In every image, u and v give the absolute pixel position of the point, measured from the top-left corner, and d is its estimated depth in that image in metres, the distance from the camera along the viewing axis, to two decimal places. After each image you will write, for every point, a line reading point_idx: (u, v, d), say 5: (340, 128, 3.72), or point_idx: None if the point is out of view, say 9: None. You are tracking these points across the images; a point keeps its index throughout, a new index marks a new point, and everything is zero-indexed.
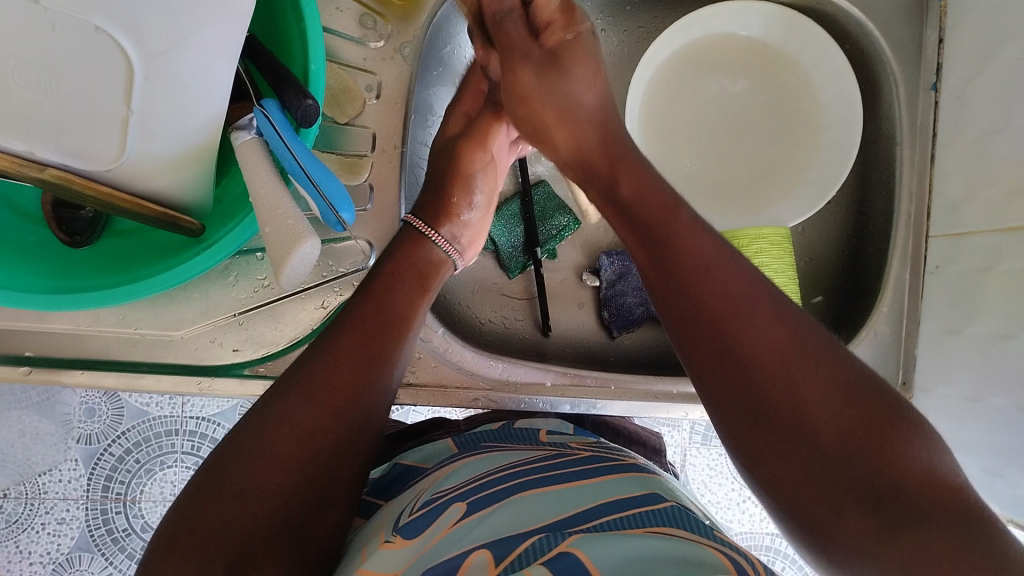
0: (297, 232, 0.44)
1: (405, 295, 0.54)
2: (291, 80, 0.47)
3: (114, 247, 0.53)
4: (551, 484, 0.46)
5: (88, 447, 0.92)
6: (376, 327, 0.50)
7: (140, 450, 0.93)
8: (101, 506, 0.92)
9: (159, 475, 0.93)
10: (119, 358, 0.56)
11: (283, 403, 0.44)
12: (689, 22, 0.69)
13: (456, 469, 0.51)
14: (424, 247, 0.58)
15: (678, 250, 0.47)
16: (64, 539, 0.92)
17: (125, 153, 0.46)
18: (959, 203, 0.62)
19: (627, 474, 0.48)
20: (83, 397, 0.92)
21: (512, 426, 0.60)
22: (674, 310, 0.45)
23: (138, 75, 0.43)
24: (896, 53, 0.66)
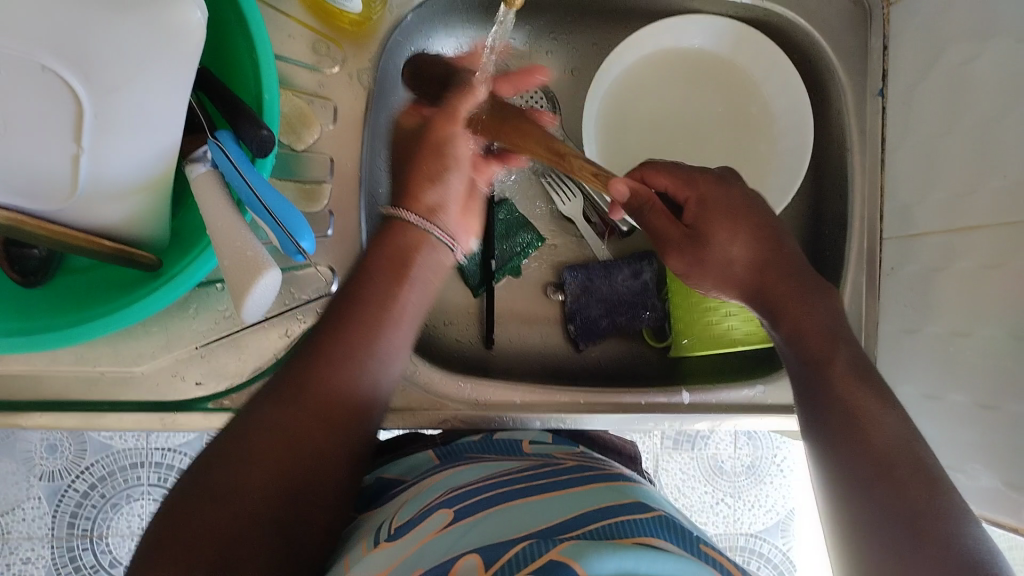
0: (256, 262, 0.43)
1: (379, 293, 0.50)
2: (245, 113, 0.47)
3: (72, 285, 0.53)
4: (530, 496, 0.46)
5: (51, 484, 0.90)
6: (355, 327, 0.48)
7: (105, 485, 0.91)
8: (68, 543, 0.90)
9: (126, 509, 0.91)
10: (79, 397, 0.55)
11: (275, 403, 0.44)
12: (640, 37, 0.70)
13: (435, 483, 0.51)
14: (400, 232, 0.54)
15: (829, 378, 0.50)
16: None
17: (78, 191, 0.45)
18: (911, 205, 0.63)
19: (601, 483, 0.49)
20: (43, 433, 0.90)
21: (494, 437, 0.60)
22: (811, 407, 0.50)
23: (87, 112, 0.43)
24: (842, 60, 0.68)
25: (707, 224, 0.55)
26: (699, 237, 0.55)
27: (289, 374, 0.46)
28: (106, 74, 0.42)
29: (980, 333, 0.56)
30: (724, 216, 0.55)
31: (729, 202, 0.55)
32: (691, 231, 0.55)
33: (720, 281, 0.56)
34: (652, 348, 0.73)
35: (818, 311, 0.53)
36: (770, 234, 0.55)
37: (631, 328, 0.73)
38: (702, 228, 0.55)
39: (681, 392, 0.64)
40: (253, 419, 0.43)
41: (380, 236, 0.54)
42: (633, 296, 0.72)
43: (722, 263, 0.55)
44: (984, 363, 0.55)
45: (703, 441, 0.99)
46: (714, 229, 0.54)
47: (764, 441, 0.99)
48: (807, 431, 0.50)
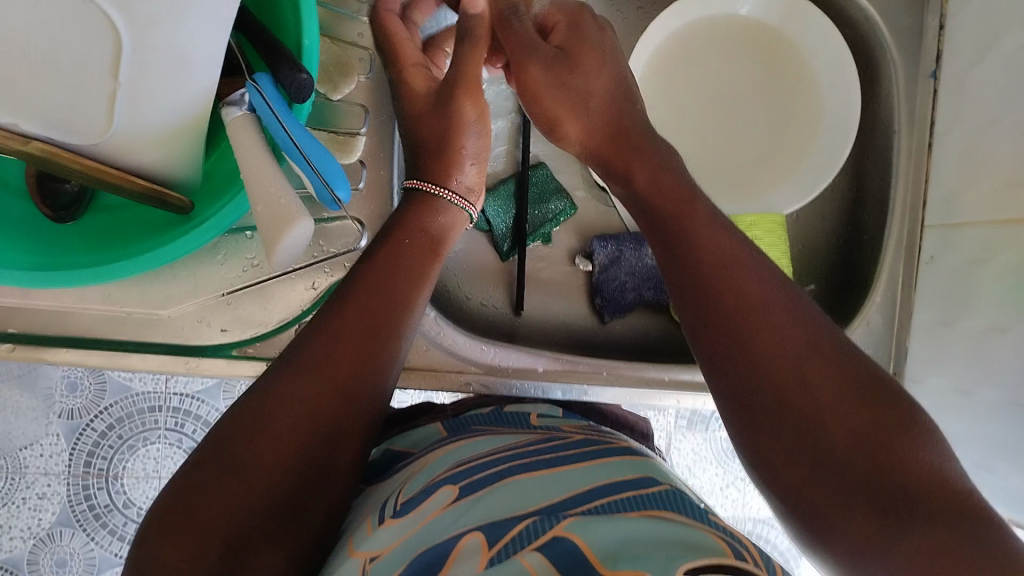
0: (289, 211, 0.43)
1: (413, 263, 0.49)
2: (283, 56, 0.46)
3: (100, 222, 0.52)
4: (546, 468, 0.46)
5: (70, 422, 0.91)
6: (388, 300, 0.46)
7: (124, 426, 0.92)
8: (84, 481, 0.91)
9: (142, 452, 0.92)
10: (105, 336, 0.55)
11: (291, 377, 0.42)
12: (688, 4, 0.69)
13: (443, 456, 0.50)
14: (438, 209, 0.52)
15: (685, 232, 0.47)
16: (45, 515, 0.91)
17: (114, 126, 0.45)
18: (955, 193, 0.61)
19: (619, 457, 0.48)
20: (65, 371, 0.91)
21: (503, 410, 0.59)
22: (689, 307, 0.45)
23: (125, 44, 0.42)
24: (894, 39, 0.66)
25: (575, 50, 0.53)
26: (569, 57, 0.53)
27: (297, 346, 0.44)
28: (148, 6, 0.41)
29: (1018, 328, 0.54)
30: (585, 49, 0.54)
31: (604, 39, 0.55)
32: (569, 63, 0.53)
33: (569, 111, 0.53)
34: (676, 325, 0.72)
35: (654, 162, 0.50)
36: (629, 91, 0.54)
37: (658, 305, 0.72)
38: (574, 52, 0.53)
39: None
40: (267, 394, 0.41)
41: (413, 206, 0.51)
42: None
43: (585, 94, 0.53)
44: (1020, 360, 0.54)
45: (716, 422, 0.98)
46: (583, 55, 0.53)
47: None
48: (686, 327, 0.45)
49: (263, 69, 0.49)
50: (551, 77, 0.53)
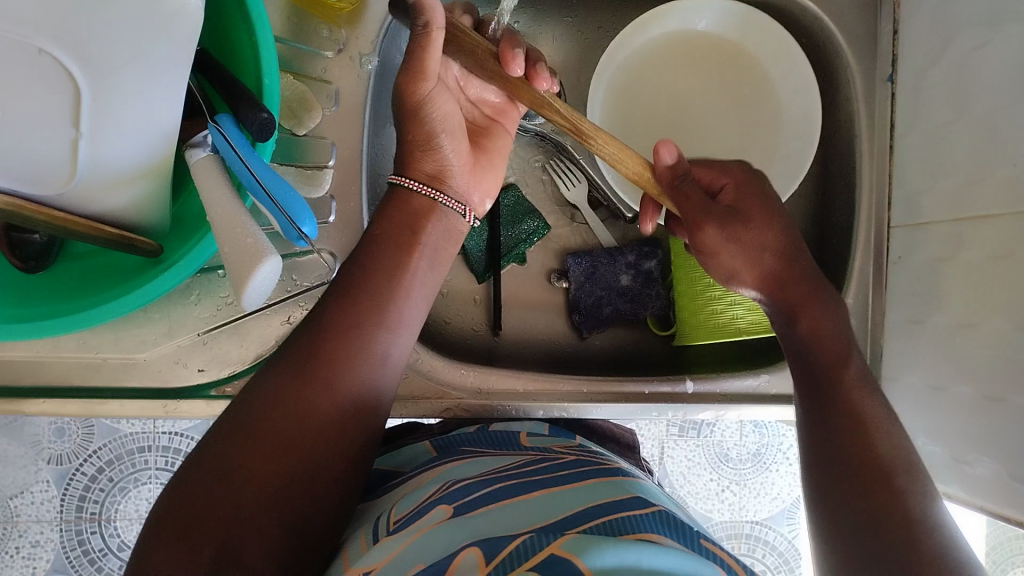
0: (257, 251, 0.43)
1: (391, 264, 0.51)
2: (244, 96, 0.46)
3: (71, 270, 0.52)
4: (536, 490, 0.46)
5: (60, 468, 0.90)
6: (366, 296, 0.49)
7: (113, 468, 0.91)
8: (77, 526, 0.91)
9: (134, 493, 0.92)
10: (82, 383, 0.55)
11: (278, 375, 0.45)
12: (647, 21, 0.69)
13: (434, 477, 0.51)
14: (405, 205, 0.53)
15: (832, 364, 0.52)
16: (40, 562, 0.91)
17: (77, 176, 0.45)
18: (918, 194, 0.62)
19: (606, 478, 0.49)
20: (51, 417, 0.91)
21: (490, 429, 0.59)
22: (811, 408, 0.52)
23: (84, 96, 0.43)
24: (850, 45, 0.67)
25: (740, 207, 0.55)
26: (738, 214, 0.55)
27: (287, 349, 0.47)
28: (104, 52, 0.42)
29: (986, 324, 0.55)
30: (754, 201, 0.56)
31: (753, 188, 0.57)
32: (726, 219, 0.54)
33: (746, 262, 0.55)
34: (657, 337, 0.73)
35: (824, 306, 0.54)
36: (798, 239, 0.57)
37: (636, 318, 0.72)
38: (740, 210, 0.55)
39: (686, 382, 0.63)
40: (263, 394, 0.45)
41: (392, 206, 0.53)
42: (642, 286, 0.72)
43: (756, 245, 0.55)
44: (990, 355, 0.55)
45: (708, 428, 0.98)
46: (753, 212, 0.55)
47: (770, 428, 0.99)
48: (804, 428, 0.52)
49: (225, 109, 0.49)
50: (733, 233, 0.54)
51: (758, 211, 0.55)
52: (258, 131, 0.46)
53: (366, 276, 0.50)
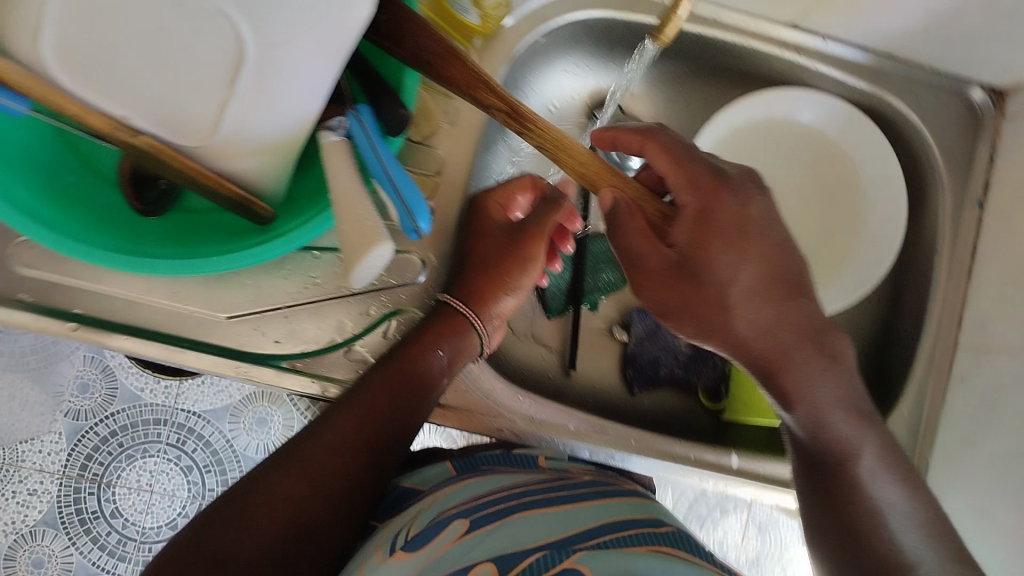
0: (374, 235, 0.45)
1: (419, 383, 0.56)
2: (384, 91, 0.51)
3: (183, 220, 0.55)
4: (546, 506, 0.47)
5: (74, 423, 0.93)
6: (391, 406, 0.55)
7: (125, 435, 0.94)
8: (76, 484, 0.92)
9: (139, 463, 0.94)
10: (164, 330, 0.57)
11: (289, 468, 0.51)
12: (751, 101, 0.71)
13: (449, 493, 0.52)
14: (453, 331, 0.58)
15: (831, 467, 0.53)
16: (32, 511, 0.92)
17: (218, 134, 0.48)
18: (990, 318, 0.64)
19: (614, 497, 0.51)
20: (78, 371, 0.94)
21: (513, 453, 0.62)
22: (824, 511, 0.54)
23: (248, 62, 0.45)
24: (946, 166, 0.70)
25: (697, 261, 0.53)
26: (686, 265, 0.53)
27: (308, 439, 0.53)
28: (279, 24, 0.44)
29: None
30: (701, 240, 0.53)
31: (758, 218, 0.54)
32: (676, 284, 0.54)
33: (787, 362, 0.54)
34: (705, 409, 0.73)
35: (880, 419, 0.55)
36: (778, 276, 0.54)
37: (686, 385, 0.74)
38: (698, 266, 0.53)
39: (731, 456, 0.64)
40: (273, 484, 0.50)
41: (435, 326, 0.58)
42: (693, 355, 0.74)
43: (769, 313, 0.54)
44: None
45: (713, 522, 0.96)
46: (713, 265, 0.53)
47: (773, 537, 0.96)
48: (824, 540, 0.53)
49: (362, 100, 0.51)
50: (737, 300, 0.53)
51: (716, 258, 0.53)
52: (392, 125, 0.51)
53: (396, 379, 0.55)
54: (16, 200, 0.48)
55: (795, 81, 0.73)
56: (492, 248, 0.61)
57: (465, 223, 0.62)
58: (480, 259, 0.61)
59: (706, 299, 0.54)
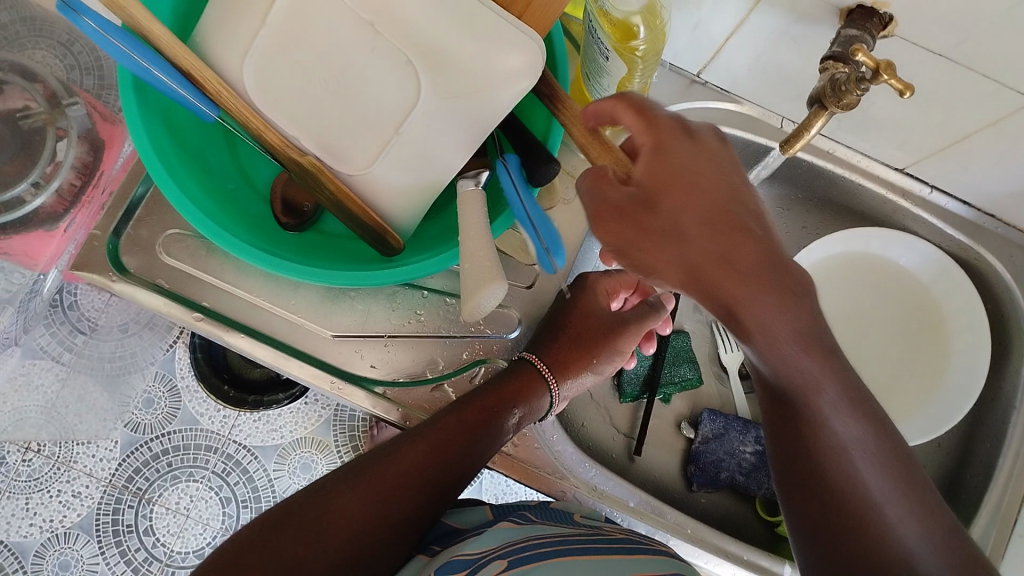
0: (493, 273, 0.49)
1: (491, 429, 0.58)
2: (539, 149, 0.55)
3: (317, 239, 0.60)
4: (579, 557, 0.50)
5: (133, 435, 0.84)
6: (460, 443, 0.57)
7: (176, 455, 0.84)
8: (118, 495, 0.82)
9: (183, 486, 0.84)
10: (276, 336, 0.61)
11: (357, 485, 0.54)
12: (849, 235, 0.75)
13: (492, 533, 0.54)
14: (530, 386, 0.61)
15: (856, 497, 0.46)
16: (70, 515, 0.81)
17: (372, 166, 0.53)
18: None
19: (647, 557, 0.53)
20: (149, 385, 0.85)
21: (549, 506, 0.61)
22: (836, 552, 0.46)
23: (416, 108, 0.51)
24: None
25: (659, 192, 0.46)
26: (650, 200, 0.46)
27: (378, 461, 0.55)
28: (448, 81, 0.50)
29: None
30: (678, 181, 0.46)
31: (709, 154, 0.47)
32: (641, 222, 0.47)
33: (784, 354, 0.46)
34: (760, 520, 0.74)
35: None
36: (733, 219, 0.46)
37: (745, 493, 0.74)
38: (660, 202, 0.46)
39: (784, 565, 0.65)
40: (340, 497, 0.53)
41: (516, 378, 0.61)
42: (759, 463, 0.73)
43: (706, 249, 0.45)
44: None
45: None
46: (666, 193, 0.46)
47: None
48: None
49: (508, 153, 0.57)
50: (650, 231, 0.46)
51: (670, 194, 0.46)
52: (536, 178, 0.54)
53: (473, 421, 0.58)
54: (187, 189, 0.53)
55: (896, 223, 0.76)
56: (586, 325, 0.64)
57: (556, 304, 0.66)
58: (569, 333, 0.64)
59: (683, 235, 0.46)
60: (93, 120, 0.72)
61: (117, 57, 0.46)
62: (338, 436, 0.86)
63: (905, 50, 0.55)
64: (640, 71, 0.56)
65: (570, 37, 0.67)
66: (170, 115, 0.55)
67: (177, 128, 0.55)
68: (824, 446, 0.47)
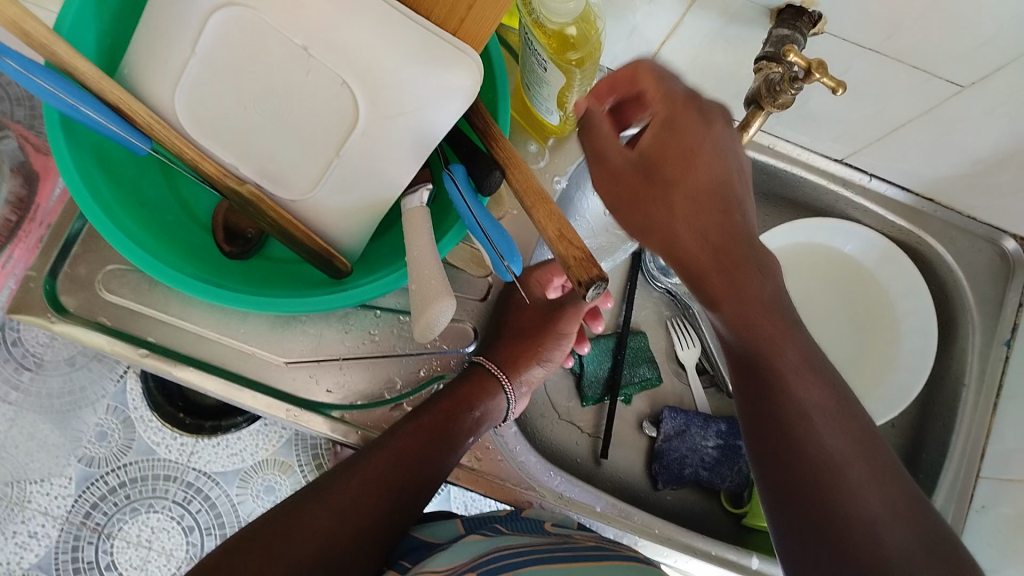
0: (440, 291, 0.49)
1: (449, 436, 0.58)
2: (485, 155, 0.54)
3: (264, 266, 0.59)
4: (546, 564, 0.50)
5: (86, 470, 0.86)
6: (417, 454, 0.56)
7: (133, 487, 0.86)
8: (78, 531, 0.85)
9: (142, 518, 0.86)
10: (228, 367, 0.60)
11: (316, 504, 0.53)
12: (796, 227, 0.76)
13: (463, 549, 0.54)
14: (483, 388, 0.61)
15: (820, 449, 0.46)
16: (27, 555, 0.84)
17: (315, 190, 0.53)
18: (1013, 453, 0.66)
19: (616, 561, 0.52)
20: (99, 418, 0.87)
21: (520, 514, 0.62)
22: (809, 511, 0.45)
23: (358, 129, 0.50)
24: (977, 305, 0.73)
25: (657, 162, 0.49)
26: (649, 166, 0.49)
27: (336, 479, 0.55)
28: (387, 102, 0.49)
29: None
30: (681, 152, 0.48)
31: (721, 139, 0.49)
32: (642, 188, 0.49)
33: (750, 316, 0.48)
34: (726, 512, 0.75)
35: None
36: (723, 196, 0.48)
37: (712, 487, 0.74)
38: (656, 171, 0.49)
39: (751, 557, 0.65)
40: (298, 515, 0.52)
41: (472, 383, 0.61)
42: (722, 455, 0.74)
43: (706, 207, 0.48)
44: None
45: None
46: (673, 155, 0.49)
47: None
48: (804, 543, 0.45)
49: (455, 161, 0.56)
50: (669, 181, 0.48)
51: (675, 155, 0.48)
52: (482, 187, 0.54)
53: (432, 426, 0.58)
54: (123, 225, 0.52)
55: (838, 212, 0.78)
56: (530, 320, 0.65)
57: (501, 304, 0.65)
58: (512, 331, 0.65)
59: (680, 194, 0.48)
60: (25, 153, 0.72)
61: (41, 96, 0.44)
62: (299, 456, 0.89)
63: (838, 46, 0.56)
64: (579, 83, 0.56)
65: (509, 47, 0.66)
66: (100, 148, 0.53)
67: (109, 162, 0.54)
68: (793, 406, 0.47)
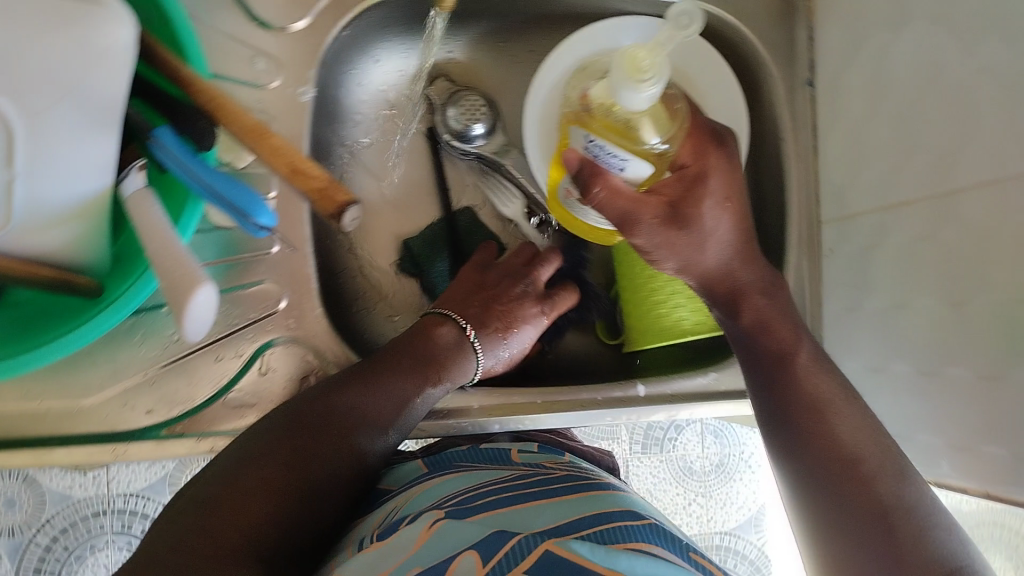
0: (192, 278, 0.42)
1: (388, 399, 0.55)
2: (187, 107, 0.48)
3: (12, 320, 0.51)
4: (523, 502, 0.48)
5: (11, 541, 0.82)
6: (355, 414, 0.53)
7: (68, 537, 0.83)
8: None
9: (90, 560, 0.84)
10: (27, 433, 0.54)
11: (237, 474, 0.48)
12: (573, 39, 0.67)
13: (427, 490, 0.53)
14: (432, 344, 0.60)
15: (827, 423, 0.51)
16: None
17: (13, 216, 0.43)
18: (843, 188, 0.65)
19: (584, 492, 0.51)
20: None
21: (480, 447, 0.63)
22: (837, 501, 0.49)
23: (20, 131, 0.41)
24: (771, 54, 0.70)
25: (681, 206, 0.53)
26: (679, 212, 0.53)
27: (263, 451, 0.50)
28: (41, 91, 0.41)
29: (915, 305, 0.57)
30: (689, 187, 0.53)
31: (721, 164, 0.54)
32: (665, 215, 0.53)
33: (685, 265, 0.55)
34: (605, 345, 0.74)
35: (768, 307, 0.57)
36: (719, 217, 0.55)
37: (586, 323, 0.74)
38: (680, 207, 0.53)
39: (636, 386, 0.64)
40: (221, 493, 0.47)
41: (418, 349, 0.59)
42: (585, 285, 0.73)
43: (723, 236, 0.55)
44: (919, 335, 0.57)
45: (671, 442, 0.96)
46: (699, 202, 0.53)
47: (731, 437, 0.97)
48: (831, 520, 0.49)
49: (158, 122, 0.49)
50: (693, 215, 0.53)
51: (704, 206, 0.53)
52: (201, 140, 0.49)
53: (366, 394, 0.54)
54: None
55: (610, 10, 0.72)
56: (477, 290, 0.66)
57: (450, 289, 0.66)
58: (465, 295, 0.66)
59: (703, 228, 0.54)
60: None
61: None
62: None
63: None
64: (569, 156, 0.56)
65: None
66: None
67: None
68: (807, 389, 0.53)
